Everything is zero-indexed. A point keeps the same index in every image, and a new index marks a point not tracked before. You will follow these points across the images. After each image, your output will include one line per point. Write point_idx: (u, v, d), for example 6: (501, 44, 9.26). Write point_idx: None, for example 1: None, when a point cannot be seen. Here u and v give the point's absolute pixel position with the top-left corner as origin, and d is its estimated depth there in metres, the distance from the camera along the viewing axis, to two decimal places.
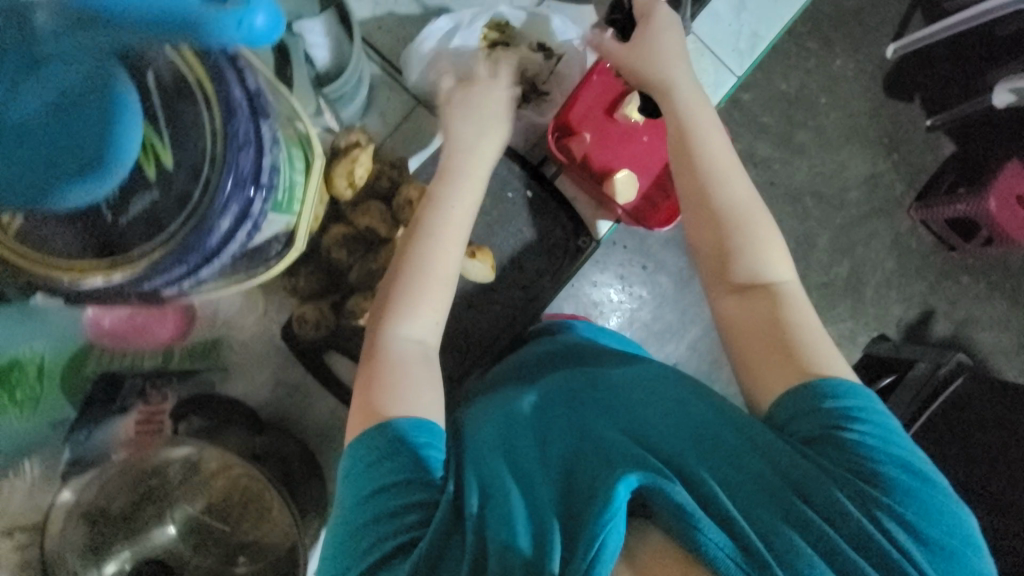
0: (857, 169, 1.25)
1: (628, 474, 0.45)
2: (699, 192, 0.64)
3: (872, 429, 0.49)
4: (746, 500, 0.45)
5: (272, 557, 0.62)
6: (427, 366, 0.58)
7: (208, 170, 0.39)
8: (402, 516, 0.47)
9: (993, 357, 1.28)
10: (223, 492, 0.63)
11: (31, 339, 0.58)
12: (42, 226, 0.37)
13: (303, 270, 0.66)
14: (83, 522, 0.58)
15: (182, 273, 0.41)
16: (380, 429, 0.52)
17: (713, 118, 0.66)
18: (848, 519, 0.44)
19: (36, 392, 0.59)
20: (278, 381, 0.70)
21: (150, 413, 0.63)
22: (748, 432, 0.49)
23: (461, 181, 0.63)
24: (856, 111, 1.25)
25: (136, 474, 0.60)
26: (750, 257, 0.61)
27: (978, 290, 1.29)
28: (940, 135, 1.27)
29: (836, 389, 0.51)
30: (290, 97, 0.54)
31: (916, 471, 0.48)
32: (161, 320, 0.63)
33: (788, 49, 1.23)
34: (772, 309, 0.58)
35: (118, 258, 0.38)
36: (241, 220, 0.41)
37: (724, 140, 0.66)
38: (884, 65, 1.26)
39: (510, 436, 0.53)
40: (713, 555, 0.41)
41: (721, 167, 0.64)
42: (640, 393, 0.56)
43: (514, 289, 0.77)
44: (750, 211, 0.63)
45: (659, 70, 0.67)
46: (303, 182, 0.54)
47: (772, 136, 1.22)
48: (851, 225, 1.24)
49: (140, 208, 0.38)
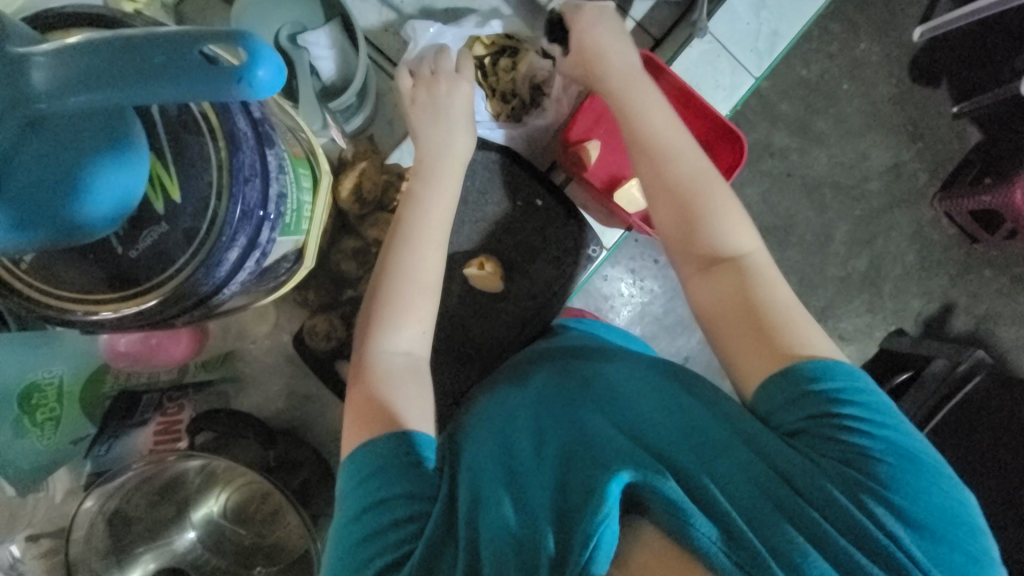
0: (878, 159, 1.21)
1: (620, 472, 0.45)
2: (655, 169, 0.62)
3: (859, 412, 0.48)
4: (739, 495, 0.45)
5: (287, 559, 0.64)
6: (415, 380, 0.59)
7: (216, 203, 0.39)
8: (400, 528, 0.47)
9: (1014, 352, 1.25)
10: (240, 494, 0.66)
11: (48, 362, 0.59)
12: (59, 260, 0.38)
13: (314, 282, 0.67)
14: (106, 528, 0.60)
15: (192, 304, 0.41)
16: (377, 441, 0.52)
17: (658, 95, 0.65)
18: (840, 510, 0.44)
19: (55, 412, 0.60)
20: (291, 391, 0.71)
21: (168, 423, 0.64)
22: (734, 424, 0.49)
23: (443, 178, 0.63)
24: (879, 97, 1.20)
25: (158, 482, 0.63)
26: (713, 238, 0.59)
27: (1001, 284, 1.25)
28: (967, 123, 1.22)
29: (822, 372, 0.50)
30: (294, 113, 0.54)
31: (906, 454, 0.47)
32: (174, 339, 0.62)
33: (809, 32, 1.18)
34: (744, 286, 0.56)
35: (130, 291, 0.39)
36: (250, 250, 0.42)
37: (671, 111, 0.65)
38: (910, 49, 1.20)
39: (500, 437, 0.54)
40: (706, 550, 0.41)
41: (679, 158, 0.62)
42: (629, 388, 0.56)
43: (522, 299, 0.75)
44: (706, 197, 0.61)
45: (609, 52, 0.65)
46: (310, 202, 0.53)
47: (790, 125, 1.18)
48: (871, 217, 1.21)
49: (151, 240, 0.38)
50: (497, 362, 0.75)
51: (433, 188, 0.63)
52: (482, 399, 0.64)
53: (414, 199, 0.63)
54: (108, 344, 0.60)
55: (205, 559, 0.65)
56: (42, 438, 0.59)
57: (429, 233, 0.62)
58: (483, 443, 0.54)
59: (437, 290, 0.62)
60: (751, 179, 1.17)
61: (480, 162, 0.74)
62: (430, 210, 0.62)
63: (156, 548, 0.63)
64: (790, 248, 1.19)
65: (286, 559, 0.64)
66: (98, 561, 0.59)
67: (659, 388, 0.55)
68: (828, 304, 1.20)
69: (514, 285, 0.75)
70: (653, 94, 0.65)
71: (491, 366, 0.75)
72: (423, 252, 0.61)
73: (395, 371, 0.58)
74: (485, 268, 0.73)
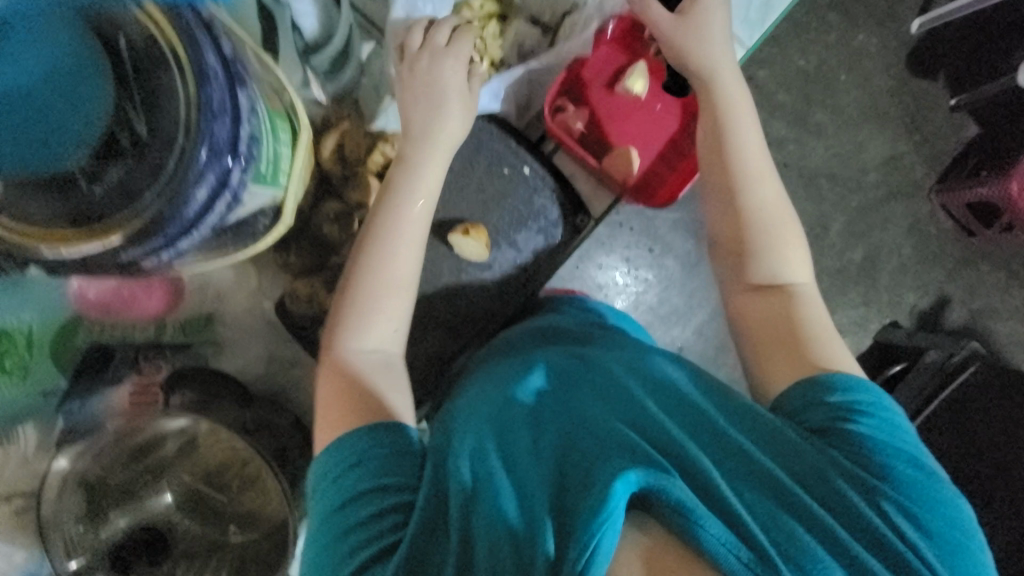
0: (875, 150, 1.20)
1: (627, 472, 0.42)
2: (725, 185, 0.63)
3: (878, 423, 0.51)
4: (751, 497, 0.44)
5: (265, 527, 0.64)
6: (389, 374, 0.59)
7: (183, 139, 0.38)
8: (380, 521, 0.47)
9: (1008, 347, 1.24)
10: (218, 463, 0.65)
11: (18, 310, 0.60)
12: (20, 193, 0.37)
13: (295, 244, 0.67)
14: (81, 489, 0.61)
15: (160, 244, 0.41)
16: (349, 436, 0.52)
17: (751, 113, 0.65)
18: (858, 512, 0.45)
19: (24, 361, 0.61)
20: (271, 356, 0.70)
21: (144, 384, 0.63)
22: (756, 428, 0.50)
23: (425, 168, 0.62)
24: (877, 89, 1.19)
25: (134, 447, 0.62)
26: (767, 261, 0.61)
27: (997, 279, 1.24)
28: (965, 116, 1.21)
29: (846, 384, 0.53)
30: (276, 68, 0.53)
31: (921, 465, 0.49)
32: (148, 291, 0.63)
33: (808, 22, 1.17)
34: (787, 308, 0.59)
35: (97, 228, 0.38)
36: (219, 190, 0.41)
37: (759, 134, 0.65)
38: (908, 42, 1.19)
39: (500, 425, 0.51)
40: (715, 552, 0.40)
41: (753, 192, 0.62)
42: (638, 381, 0.54)
43: (509, 268, 0.74)
44: (779, 229, 0.62)
45: (702, 58, 0.65)
46: (289, 155, 0.53)
47: (788, 116, 1.17)
48: (867, 209, 1.20)
49: (117, 177, 0.38)
50: (482, 337, 0.74)
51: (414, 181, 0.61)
52: (472, 382, 0.62)
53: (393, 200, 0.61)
54: (76, 293, 0.61)
55: (182, 524, 0.63)
56: (13, 384, 0.61)
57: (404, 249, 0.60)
58: (477, 431, 0.51)
59: (409, 290, 0.61)
60: None
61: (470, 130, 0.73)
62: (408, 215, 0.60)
63: (132, 510, 0.62)
64: None
65: (264, 528, 0.64)
66: (71, 522, 0.60)
67: (661, 384, 0.54)
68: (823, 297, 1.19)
69: (501, 253, 0.74)
70: (745, 119, 0.65)
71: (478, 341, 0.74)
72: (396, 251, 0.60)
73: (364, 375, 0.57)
74: (470, 235, 0.71)
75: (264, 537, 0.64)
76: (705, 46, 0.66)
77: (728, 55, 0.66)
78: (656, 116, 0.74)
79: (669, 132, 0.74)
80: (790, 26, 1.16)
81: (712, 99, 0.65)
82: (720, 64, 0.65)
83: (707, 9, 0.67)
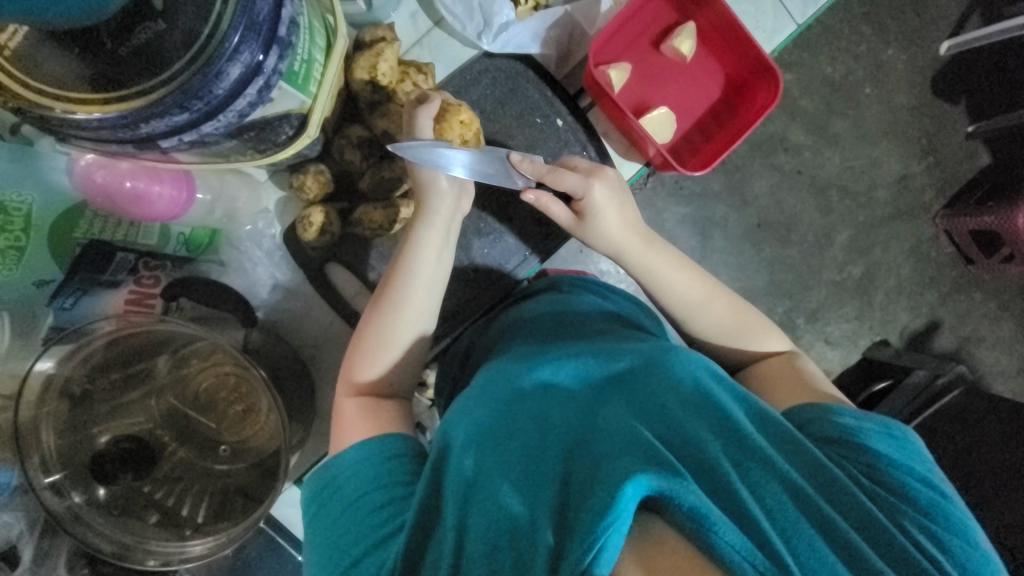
0: (888, 167, 1.18)
1: (639, 475, 0.40)
2: (676, 320, 0.68)
3: (887, 443, 0.52)
4: (773, 501, 0.42)
5: (253, 458, 0.62)
6: (393, 397, 0.61)
7: (220, 6, 0.35)
8: (377, 513, 0.48)
9: (992, 377, 1.23)
10: (210, 389, 0.64)
11: (18, 186, 0.54)
12: (40, 46, 0.34)
13: (312, 168, 0.63)
14: (65, 399, 0.57)
15: (183, 121, 0.39)
16: (336, 459, 0.53)
17: (676, 262, 0.66)
18: (879, 526, 0.44)
19: (19, 242, 0.53)
20: (276, 285, 0.69)
21: (141, 294, 0.62)
22: (775, 436, 0.49)
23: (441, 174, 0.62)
24: (899, 106, 1.17)
25: (126, 354, 0.60)
26: (742, 347, 0.67)
27: (988, 308, 1.23)
28: (978, 144, 1.19)
29: (854, 411, 0.54)
30: None
31: (934, 485, 0.50)
32: (153, 175, 0.58)
33: (840, 31, 1.14)
34: (780, 369, 0.64)
35: (115, 94, 0.35)
36: (252, 72, 0.39)
37: (694, 270, 0.67)
38: (935, 63, 1.17)
39: (506, 419, 0.49)
40: (731, 559, 0.37)
41: (700, 318, 0.67)
42: (656, 377, 0.52)
43: (529, 221, 0.76)
44: (739, 327, 0.67)
45: (603, 245, 0.66)
46: (322, 62, 0.49)
47: (808, 122, 1.15)
48: (874, 225, 1.18)
49: (142, 37, 0.35)
50: (484, 327, 0.74)
51: (428, 228, 0.62)
52: (485, 366, 0.61)
53: (407, 255, 0.61)
54: (84, 171, 0.56)
55: (169, 445, 0.62)
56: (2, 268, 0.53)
57: (413, 290, 0.60)
58: (478, 423, 0.50)
59: (434, 292, 0.62)
60: (761, 171, 1.14)
61: (503, 72, 0.70)
62: (421, 273, 0.61)
63: (115, 427, 0.60)
64: (789, 246, 1.16)
65: (253, 458, 0.62)
66: (49, 434, 0.56)
67: (681, 380, 0.51)
68: (819, 307, 1.18)
69: (520, 206, 0.76)
70: (669, 278, 0.66)
71: (478, 329, 0.75)
72: (403, 314, 0.60)
73: (379, 403, 0.59)
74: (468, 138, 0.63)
75: (248, 470, 0.62)
76: (605, 242, 0.66)
77: (624, 232, 0.65)
78: (700, 79, 0.76)
79: (708, 97, 0.77)
80: (820, 32, 1.13)
81: (638, 273, 0.66)
82: (624, 248, 0.66)
83: (597, 201, 0.64)
